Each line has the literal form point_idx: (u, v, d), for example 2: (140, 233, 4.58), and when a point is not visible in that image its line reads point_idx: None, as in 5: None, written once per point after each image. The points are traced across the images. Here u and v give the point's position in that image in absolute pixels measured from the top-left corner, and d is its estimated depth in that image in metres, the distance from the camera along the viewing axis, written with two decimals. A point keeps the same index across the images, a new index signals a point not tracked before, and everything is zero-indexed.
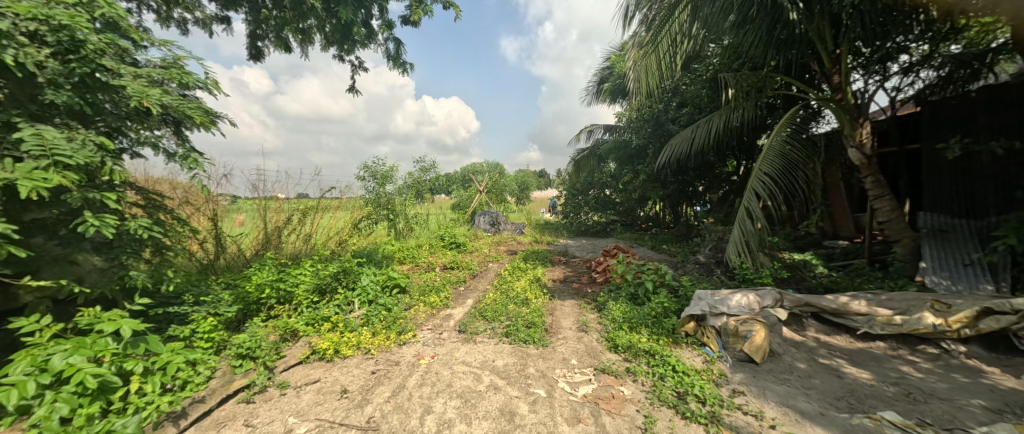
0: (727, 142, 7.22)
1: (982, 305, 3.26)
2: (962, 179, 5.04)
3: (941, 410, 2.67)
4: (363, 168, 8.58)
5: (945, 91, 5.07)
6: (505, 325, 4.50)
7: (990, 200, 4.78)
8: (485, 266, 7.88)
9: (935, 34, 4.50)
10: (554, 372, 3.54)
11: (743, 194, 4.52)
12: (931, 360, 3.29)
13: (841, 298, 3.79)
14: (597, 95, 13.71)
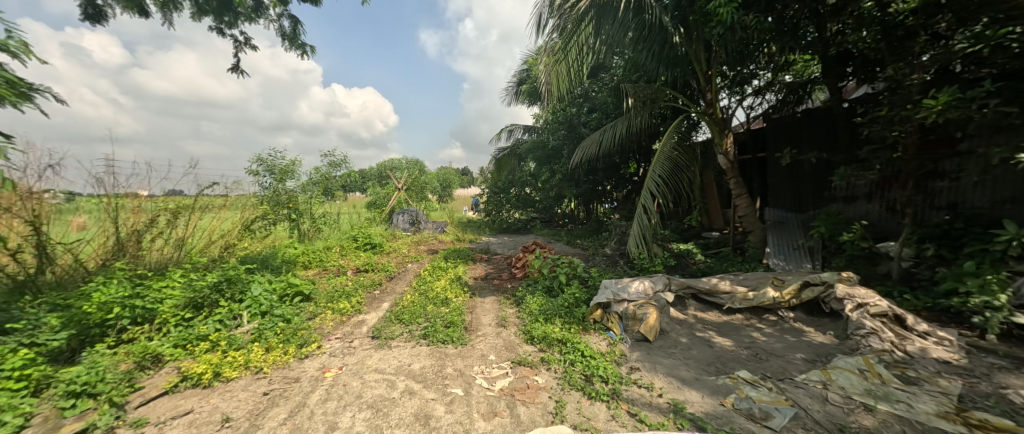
0: (629, 146, 8.01)
1: (804, 279, 4.13)
2: (792, 181, 6.14)
3: (777, 365, 3.33)
4: (256, 162, 7.70)
5: (782, 111, 6.02)
6: (422, 327, 4.47)
7: (810, 198, 5.94)
8: (403, 267, 7.67)
9: (774, 65, 5.53)
10: (472, 370, 3.62)
11: (641, 193, 5.07)
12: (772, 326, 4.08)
13: (712, 280, 4.50)
14: (516, 96, 14.09)
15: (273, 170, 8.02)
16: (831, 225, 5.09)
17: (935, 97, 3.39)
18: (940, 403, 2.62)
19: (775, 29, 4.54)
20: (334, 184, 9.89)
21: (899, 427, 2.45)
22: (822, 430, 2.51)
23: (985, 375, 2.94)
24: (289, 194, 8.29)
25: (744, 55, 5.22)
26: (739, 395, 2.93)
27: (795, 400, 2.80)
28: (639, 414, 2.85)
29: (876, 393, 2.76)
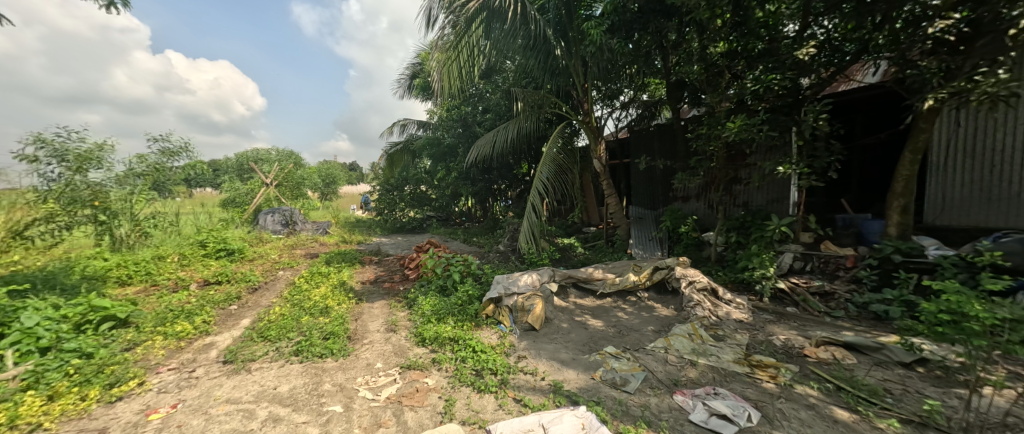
0: (520, 148, 8.49)
1: (655, 264, 4.92)
2: (648, 184, 7.16)
3: (635, 338, 3.92)
4: (37, 142, 5.95)
5: (641, 124, 7.15)
6: (294, 343, 4.10)
7: (660, 199, 6.93)
8: (273, 275, 6.88)
9: (636, 84, 6.43)
10: (354, 382, 3.44)
11: (530, 193, 5.44)
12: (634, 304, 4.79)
13: (588, 270, 5.08)
14: (410, 89, 13.67)
15: (64, 157, 6.11)
16: (674, 218, 6.21)
17: (734, 121, 4.43)
18: (739, 352, 3.39)
19: (633, 53, 5.38)
20: (180, 178, 8.26)
21: (712, 375, 3.11)
22: (663, 387, 3.05)
23: (764, 328, 3.88)
24: (98, 187, 6.48)
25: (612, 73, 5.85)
26: (606, 368, 3.38)
27: (645, 365, 3.34)
28: (523, 399, 3.04)
29: (699, 350, 3.46)
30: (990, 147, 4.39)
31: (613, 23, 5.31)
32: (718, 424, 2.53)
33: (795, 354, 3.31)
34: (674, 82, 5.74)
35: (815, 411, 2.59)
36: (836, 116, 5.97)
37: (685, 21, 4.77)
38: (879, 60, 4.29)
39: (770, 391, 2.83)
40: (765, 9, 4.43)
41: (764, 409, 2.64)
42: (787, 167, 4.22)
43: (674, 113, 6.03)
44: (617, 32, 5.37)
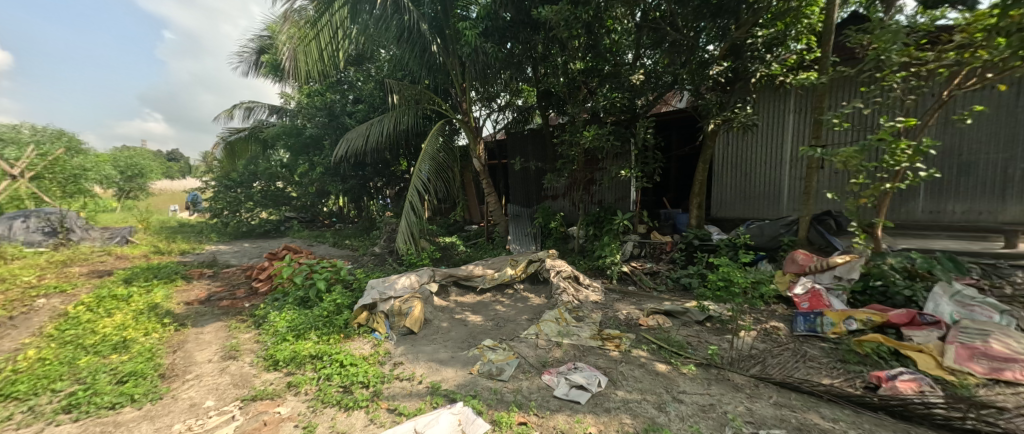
0: (397, 143, 8.26)
1: (530, 258, 5.35)
2: (523, 183, 7.46)
3: (510, 328, 4.23)
4: None
5: (517, 127, 7.55)
6: (64, 396, 3.18)
7: (534, 197, 7.35)
8: (31, 305, 5.19)
9: (510, 89, 6.59)
10: (172, 430, 2.85)
11: (409, 191, 5.34)
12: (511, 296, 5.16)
13: (468, 267, 5.25)
14: (258, 67, 11.96)
15: None
16: (546, 215, 6.83)
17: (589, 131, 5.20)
18: (594, 329, 3.96)
19: (506, 59, 5.56)
20: None
21: (573, 352, 3.56)
22: (533, 370, 3.37)
23: (613, 306, 4.60)
24: None
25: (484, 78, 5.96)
26: (483, 360, 3.56)
27: (518, 352, 3.64)
28: (397, 407, 2.97)
29: (563, 332, 3.92)
30: (741, 158, 5.85)
31: (486, 28, 5.41)
32: (576, 394, 2.92)
33: (634, 324, 4.01)
34: (543, 90, 6.19)
35: (645, 368, 3.21)
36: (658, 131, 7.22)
37: (550, 37, 5.25)
38: (683, 90, 5.30)
39: (615, 358, 3.38)
40: (610, 38, 5.23)
41: (611, 375, 3.15)
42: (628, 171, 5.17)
43: (544, 120, 6.62)
44: (490, 37, 5.53)
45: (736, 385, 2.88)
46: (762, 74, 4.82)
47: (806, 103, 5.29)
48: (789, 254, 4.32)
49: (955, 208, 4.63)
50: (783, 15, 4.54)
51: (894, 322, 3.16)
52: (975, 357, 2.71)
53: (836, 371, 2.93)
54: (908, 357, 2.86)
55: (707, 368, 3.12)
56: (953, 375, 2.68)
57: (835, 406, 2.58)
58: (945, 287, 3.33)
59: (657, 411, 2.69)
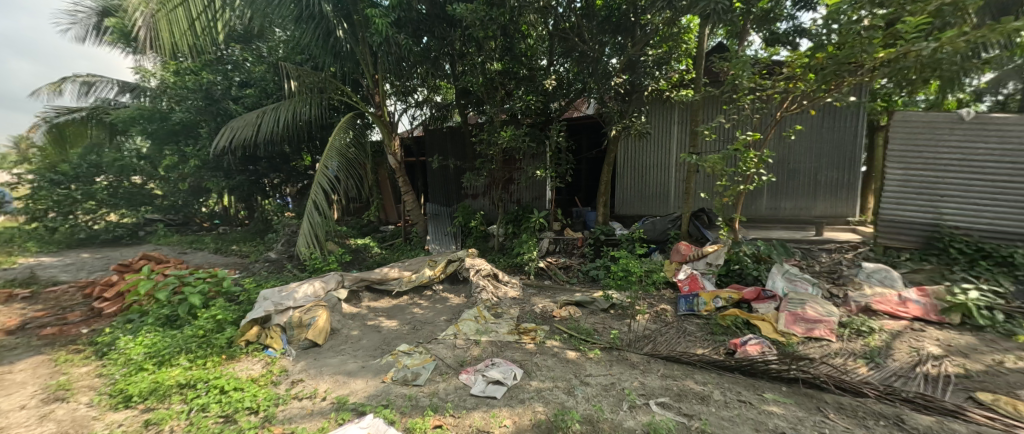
0: (297, 136, 7.65)
1: (449, 257, 5.36)
2: (443, 182, 7.49)
3: (428, 330, 4.18)
4: None
5: (435, 124, 7.31)
6: None
7: (455, 196, 7.44)
8: None
9: (428, 84, 6.52)
10: None
11: (312, 190, 5.02)
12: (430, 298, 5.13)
13: (383, 270, 5.10)
14: (102, 33, 9.78)
15: None
16: (466, 214, 6.93)
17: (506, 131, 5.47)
18: (512, 324, 4.14)
19: (421, 54, 5.55)
20: None
21: (491, 349, 3.67)
22: (450, 370, 3.39)
23: (529, 300, 4.85)
24: None
25: (401, 73, 5.95)
26: (397, 367, 3.47)
27: (436, 354, 3.63)
28: (294, 430, 2.69)
29: (482, 329, 4.02)
30: (637, 161, 6.57)
31: (399, 19, 5.32)
32: (492, 389, 3.02)
33: (548, 316, 4.29)
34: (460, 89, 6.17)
35: (557, 357, 3.47)
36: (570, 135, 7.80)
37: (467, 35, 5.36)
38: (590, 98, 5.69)
39: (530, 350, 3.59)
40: (526, 42, 5.53)
41: (525, 367, 3.33)
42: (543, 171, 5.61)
43: (462, 119, 6.73)
44: (403, 28, 5.43)
45: (633, 363, 3.29)
46: (652, 88, 5.55)
47: (686, 114, 6.15)
48: (675, 245, 5.02)
49: (786, 205, 5.80)
50: (668, 39, 5.19)
51: (747, 297, 3.95)
52: (796, 321, 3.53)
53: (707, 341, 3.54)
54: (756, 325, 3.58)
55: (610, 350, 3.50)
56: (783, 336, 3.44)
57: (705, 371, 3.12)
58: (779, 268, 4.23)
59: (566, 396, 2.91)
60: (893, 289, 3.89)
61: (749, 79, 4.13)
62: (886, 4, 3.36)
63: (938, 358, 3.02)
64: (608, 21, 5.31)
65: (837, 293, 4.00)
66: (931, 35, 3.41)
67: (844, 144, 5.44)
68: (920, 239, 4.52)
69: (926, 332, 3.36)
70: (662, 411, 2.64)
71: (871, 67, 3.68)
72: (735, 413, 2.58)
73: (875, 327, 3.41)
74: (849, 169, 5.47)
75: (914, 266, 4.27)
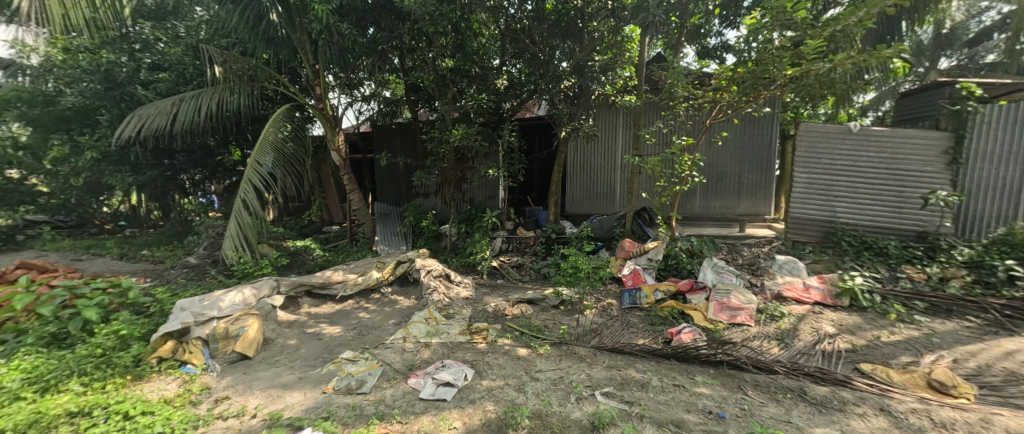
0: (223, 127, 7.00)
1: (398, 259, 5.29)
2: (392, 180, 7.46)
3: (374, 335, 4.04)
4: None
5: (384, 120, 7.22)
6: None
7: (404, 194, 7.37)
8: None
9: (376, 78, 6.34)
10: None
11: (240, 186, 4.76)
12: (377, 301, 4.98)
13: (326, 273, 4.93)
14: None
15: None
16: (417, 214, 6.83)
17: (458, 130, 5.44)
18: (463, 324, 4.12)
19: (368, 45, 5.41)
20: None
21: (442, 351, 3.63)
22: (399, 375, 3.29)
23: (482, 299, 4.86)
24: None
25: (346, 65, 5.75)
26: (340, 376, 3.29)
27: (383, 360, 3.51)
28: None
29: (433, 331, 3.96)
30: (583, 162, 6.75)
31: (342, 7, 5.11)
32: (442, 392, 2.97)
33: (500, 314, 4.34)
34: (410, 84, 6.18)
35: (509, 354, 3.53)
36: (523, 135, 7.97)
37: (416, 29, 5.29)
38: (541, 99, 5.91)
39: (482, 350, 3.60)
40: (478, 41, 5.55)
41: (476, 367, 3.34)
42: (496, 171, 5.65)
43: (413, 115, 6.68)
44: (347, 17, 5.24)
45: (580, 356, 3.44)
46: (598, 92, 5.63)
47: (626, 119, 6.51)
48: (620, 242, 5.35)
49: (715, 204, 6.33)
50: (613, 46, 5.45)
51: (682, 289, 4.32)
52: (723, 309, 3.91)
53: (648, 331, 3.81)
54: (689, 315, 3.93)
55: (559, 345, 3.63)
56: (711, 323, 3.80)
57: (645, 359, 3.36)
58: (709, 261, 4.61)
59: (516, 392, 2.96)
60: (800, 277, 4.43)
61: (684, 87, 4.52)
62: (793, 28, 3.89)
63: (833, 336, 3.53)
64: (558, 25, 5.37)
65: (756, 283, 4.48)
66: (825, 56, 4.03)
67: (762, 149, 6.05)
68: (820, 234, 5.19)
69: (823, 314, 3.91)
70: (606, 400, 2.79)
71: (782, 83, 4.19)
72: (670, 397, 2.81)
73: (786, 312, 3.89)
74: (765, 172, 6.12)
75: (816, 257, 4.90)
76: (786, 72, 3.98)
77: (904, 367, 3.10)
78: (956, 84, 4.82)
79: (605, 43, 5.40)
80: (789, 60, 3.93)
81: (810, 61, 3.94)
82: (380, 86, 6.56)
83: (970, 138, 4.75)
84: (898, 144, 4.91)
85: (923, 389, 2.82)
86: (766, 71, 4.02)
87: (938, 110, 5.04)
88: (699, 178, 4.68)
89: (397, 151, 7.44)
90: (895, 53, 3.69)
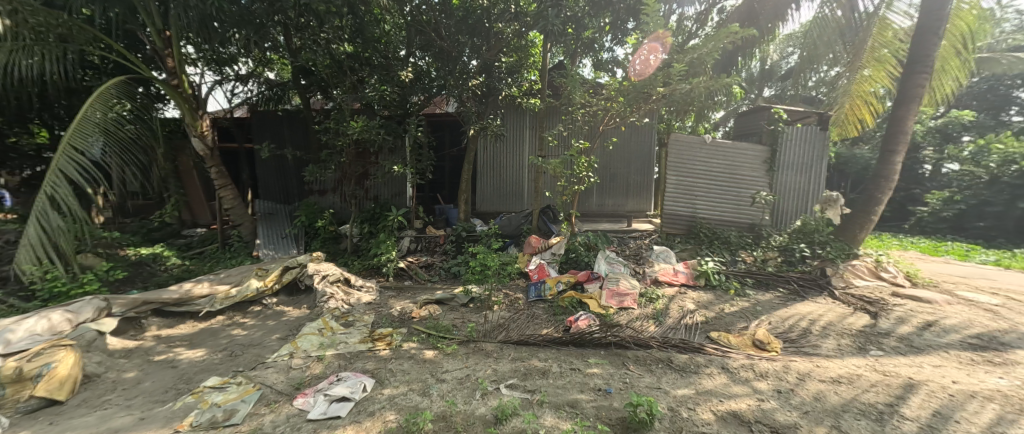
0: (17, 100, 5.38)
1: (284, 265, 4.83)
2: (279, 175, 7.18)
3: (251, 355, 3.51)
4: None
5: (266, 105, 6.89)
6: None
7: (295, 191, 7.18)
8: None
9: (257, 58, 6.12)
10: None
11: (45, 177, 3.68)
12: (254, 315, 4.38)
13: (185, 287, 4.24)
14: None
15: None
16: (309, 213, 6.48)
17: (357, 122, 5.17)
18: (364, 332, 3.86)
19: (242, 16, 4.75)
20: None
21: (337, 363, 3.32)
22: (281, 397, 2.86)
23: (386, 303, 4.62)
24: None
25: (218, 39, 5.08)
26: (202, 407, 2.73)
27: (262, 382, 3.03)
28: None
29: (326, 343, 3.63)
30: (491, 161, 6.82)
31: None
32: (336, 409, 2.68)
33: (406, 318, 4.20)
34: (299, 66, 5.76)
35: (413, 359, 3.40)
36: (431, 131, 7.65)
37: (304, 6, 4.80)
38: (449, 96, 5.73)
39: (384, 357, 3.40)
40: (381, 28, 5.55)
41: (377, 376, 3.12)
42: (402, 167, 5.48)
43: (304, 101, 6.37)
44: None
45: (487, 352, 3.52)
46: (506, 93, 5.82)
47: (532, 120, 6.72)
48: (527, 239, 5.63)
49: (609, 202, 6.95)
50: (518, 50, 5.64)
51: (580, 279, 4.74)
52: (613, 296, 4.41)
53: (550, 321, 4.08)
54: (586, 303, 4.34)
55: (466, 343, 3.66)
56: (604, 309, 4.26)
57: (547, 348, 3.59)
58: (602, 253, 5.11)
59: (420, 397, 2.85)
60: (670, 264, 5.24)
61: (580, 95, 5.01)
62: (664, 51, 4.61)
63: (693, 311, 4.27)
64: (464, 22, 5.27)
65: (639, 270, 5.13)
66: (688, 78, 4.85)
67: (647, 155, 6.83)
68: (685, 227, 6.17)
69: (686, 294, 4.72)
70: (510, 391, 2.89)
71: (656, 98, 4.93)
72: (566, 380, 3.05)
73: (660, 295, 4.58)
74: (649, 174, 6.91)
75: (683, 247, 5.82)
76: (660, 89, 4.70)
77: (739, 331, 3.92)
78: (771, 109, 6.30)
79: (510, 44, 5.51)
80: (661, 79, 4.63)
81: (675, 82, 4.71)
82: (261, 66, 6.44)
83: (782, 151, 6.21)
84: (737, 154, 6.16)
85: (750, 347, 3.62)
86: (645, 86, 4.71)
87: (761, 129, 6.51)
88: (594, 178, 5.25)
89: (285, 141, 7.06)
90: (733, 83, 4.67)
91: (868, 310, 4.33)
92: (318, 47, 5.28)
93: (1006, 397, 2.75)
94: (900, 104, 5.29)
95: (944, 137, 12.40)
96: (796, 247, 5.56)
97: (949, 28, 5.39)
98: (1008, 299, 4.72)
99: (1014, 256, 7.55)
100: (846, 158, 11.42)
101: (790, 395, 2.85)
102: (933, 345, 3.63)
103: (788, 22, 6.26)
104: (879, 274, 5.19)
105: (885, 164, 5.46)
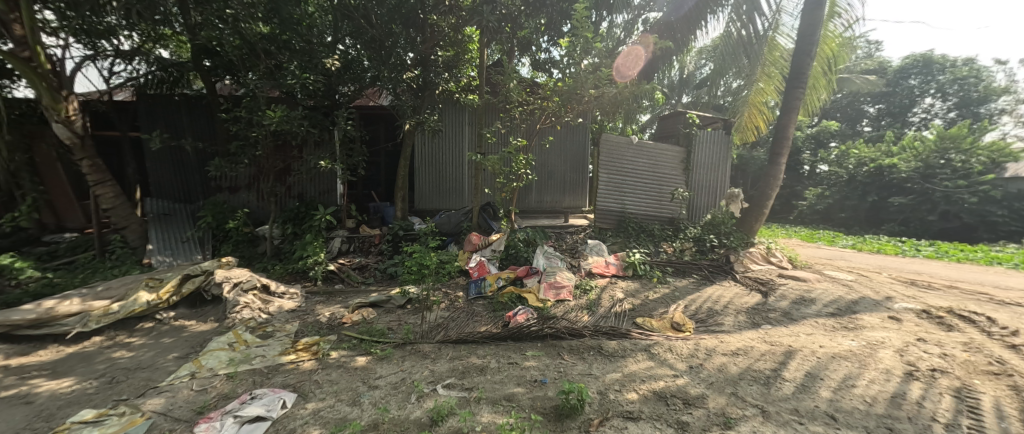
0: None
1: (183, 273, 4.22)
2: (176, 169, 6.23)
3: (139, 380, 3.00)
4: None
5: (159, 88, 5.98)
6: None
7: (197, 189, 6.35)
8: None
9: (142, 32, 5.22)
10: None
11: None
12: (146, 333, 3.76)
13: (46, 305, 3.50)
14: None
15: None
16: (216, 214, 5.75)
17: (273, 112, 4.66)
18: (284, 343, 3.52)
19: None
20: None
21: (251, 380, 2.97)
22: (176, 425, 2.47)
23: (312, 310, 4.27)
24: None
25: (88, 7, 4.44)
26: None
27: (152, 410, 2.60)
28: None
29: (239, 358, 3.24)
30: (428, 157, 6.61)
31: None
32: (248, 430, 2.38)
33: (336, 324, 3.93)
34: (200, 45, 5.11)
35: (343, 367, 3.18)
36: (363, 125, 7.20)
37: None
38: (381, 88, 5.40)
39: (309, 369, 3.13)
40: (302, 10, 5.08)
41: (298, 390, 2.85)
42: (328, 162, 5.11)
43: (209, 87, 5.65)
44: None
45: (424, 353, 3.42)
46: (442, 88, 5.67)
47: (471, 117, 6.65)
48: (467, 237, 5.57)
49: (547, 199, 7.14)
50: (455, 44, 5.45)
51: (519, 275, 4.85)
52: (550, 288, 4.58)
53: (489, 318, 4.09)
54: (525, 297, 4.43)
55: (402, 346, 3.52)
56: (542, 302, 4.39)
57: (485, 344, 3.60)
58: (541, 248, 5.24)
59: (350, 407, 2.66)
60: (602, 256, 5.56)
61: (517, 94, 5.11)
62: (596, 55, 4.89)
63: (621, 300, 4.60)
64: (397, 11, 5.03)
65: (575, 263, 5.33)
66: (613, 82, 5.17)
67: (582, 154, 7.14)
68: (614, 223, 6.57)
69: (616, 284, 5.07)
70: (446, 392, 2.83)
71: (587, 100, 5.18)
72: (504, 375, 3.08)
73: (593, 286, 4.84)
74: (583, 171, 7.25)
75: (613, 240, 6.20)
76: (591, 92, 4.93)
77: (660, 315, 4.30)
78: (686, 114, 6.97)
79: (447, 39, 5.39)
80: (593, 82, 4.87)
81: (604, 85, 5.01)
82: (151, 41, 5.48)
83: (695, 152, 6.91)
84: (658, 154, 6.72)
85: (668, 329, 3.98)
86: (577, 88, 4.95)
87: (678, 132, 7.19)
88: (532, 175, 5.37)
89: (184, 131, 6.18)
90: (653, 89, 5.13)
91: (761, 290, 5.03)
92: (223, 24, 4.79)
93: (856, 355, 3.38)
94: (783, 113, 6.17)
95: (816, 142, 14.96)
96: (706, 238, 6.23)
97: (819, 51, 6.35)
98: (858, 276, 5.79)
99: (864, 241, 9.28)
100: (746, 160, 13.20)
101: (699, 369, 3.21)
102: (808, 317, 4.31)
103: (699, 39, 7.03)
104: (768, 258, 6.06)
105: (773, 165, 6.34)
